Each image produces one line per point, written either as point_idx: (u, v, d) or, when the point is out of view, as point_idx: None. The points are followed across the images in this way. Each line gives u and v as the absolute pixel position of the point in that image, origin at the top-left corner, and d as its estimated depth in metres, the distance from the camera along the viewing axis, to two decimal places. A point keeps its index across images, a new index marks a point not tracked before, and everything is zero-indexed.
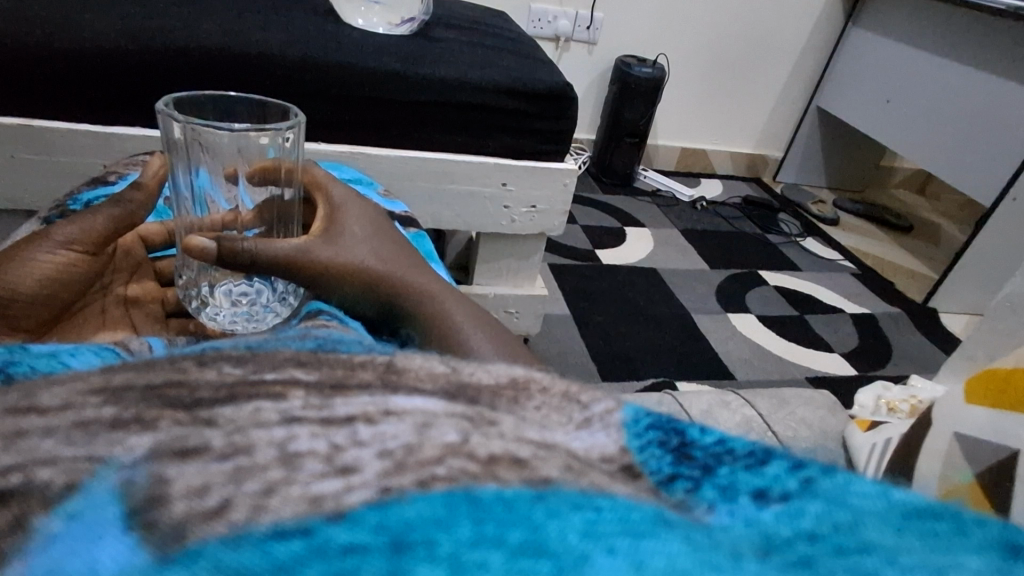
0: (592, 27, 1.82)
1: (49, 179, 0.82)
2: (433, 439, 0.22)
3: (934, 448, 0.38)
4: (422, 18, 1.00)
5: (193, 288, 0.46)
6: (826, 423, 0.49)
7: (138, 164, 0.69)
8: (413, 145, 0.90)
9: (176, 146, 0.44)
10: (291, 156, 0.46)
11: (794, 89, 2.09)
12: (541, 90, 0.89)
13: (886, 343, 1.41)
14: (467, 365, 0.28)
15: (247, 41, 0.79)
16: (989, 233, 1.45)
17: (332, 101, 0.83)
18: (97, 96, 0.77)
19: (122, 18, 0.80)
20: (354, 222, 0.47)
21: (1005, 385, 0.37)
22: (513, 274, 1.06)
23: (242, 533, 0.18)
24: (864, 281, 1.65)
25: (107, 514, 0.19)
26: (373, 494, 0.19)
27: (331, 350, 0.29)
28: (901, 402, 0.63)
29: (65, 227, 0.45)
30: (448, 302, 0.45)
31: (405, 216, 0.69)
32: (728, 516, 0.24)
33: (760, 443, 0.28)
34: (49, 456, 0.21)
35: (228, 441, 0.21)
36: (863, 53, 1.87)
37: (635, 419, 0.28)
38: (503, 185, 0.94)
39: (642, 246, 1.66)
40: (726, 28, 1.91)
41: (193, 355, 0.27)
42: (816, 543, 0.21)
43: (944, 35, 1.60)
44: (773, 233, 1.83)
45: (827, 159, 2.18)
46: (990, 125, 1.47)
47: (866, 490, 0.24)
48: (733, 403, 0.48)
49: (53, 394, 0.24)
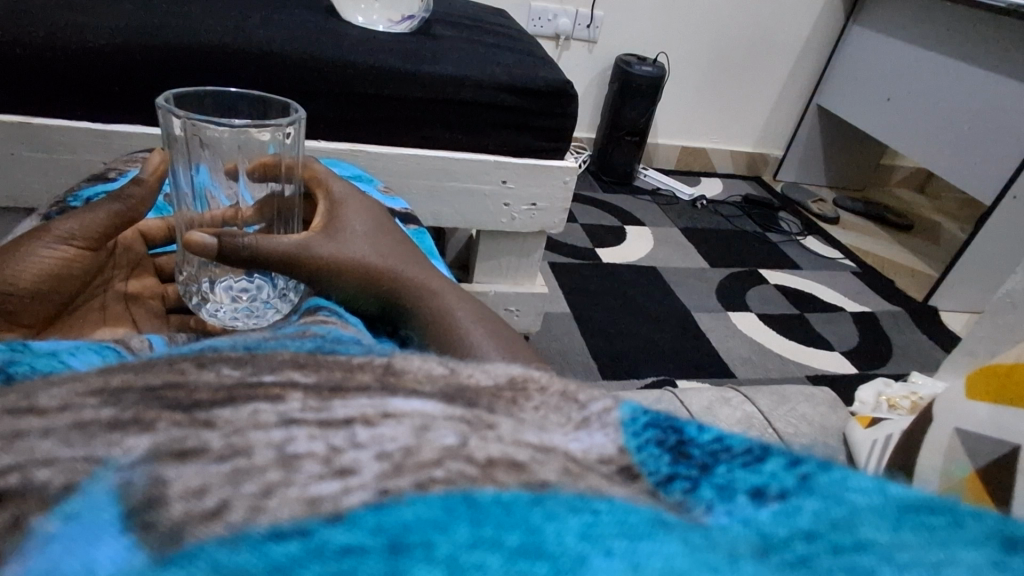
0: (592, 25, 1.82)
1: (49, 177, 0.82)
2: (431, 442, 0.22)
3: (936, 443, 0.38)
4: (422, 16, 1.00)
5: (194, 284, 0.46)
6: (826, 420, 0.49)
7: (138, 161, 0.69)
8: (413, 144, 0.90)
9: (176, 142, 0.43)
10: (291, 153, 0.46)
11: (794, 87, 2.08)
12: (541, 88, 0.89)
13: (886, 341, 1.41)
14: (466, 367, 0.28)
15: (247, 39, 0.79)
16: (989, 232, 1.45)
17: (331, 99, 0.83)
18: (97, 93, 0.77)
19: (121, 16, 0.79)
20: (354, 218, 0.47)
21: (1005, 380, 0.37)
22: (513, 272, 1.06)
23: (239, 534, 0.18)
24: (864, 280, 1.65)
25: (104, 516, 0.19)
26: (371, 496, 0.19)
27: (330, 350, 0.29)
28: (902, 399, 0.63)
29: (65, 222, 0.45)
30: (448, 298, 0.44)
31: (406, 213, 0.69)
32: (726, 516, 0.23)
33: (758, 439, 0.28)
34: (47, 456, 0.21)
35: (226, 443, 0.21)
36: (863, 51, 1.86)
37: (633, 417, 0.28)
38: (503, 182, 0.94)
39: (642, 244, 1.65)
40: (727, 26, 1.90)
41: (193, 356, 0.27)
42: (813, 542, 0.21)
43: (944, 33, 1.60)
44: (773, 231, 1.83)
45: (828, 157, 2.18)
46: (990, 123, 1.47)
47: (863, 485, 0.24)
48: (734, 400, 0.48)
49: (52, 394, 0.24)
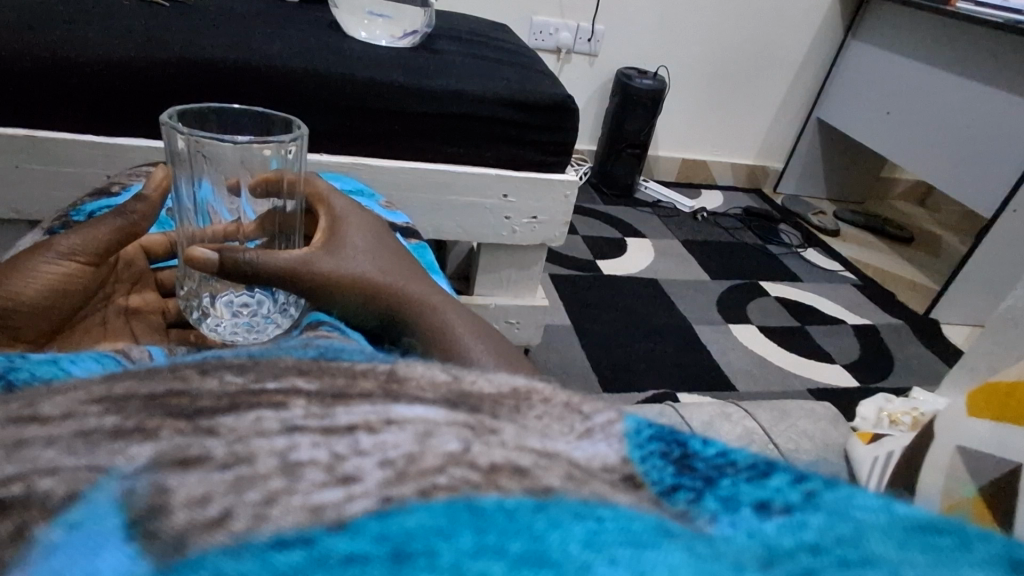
0: (593, 40, 1.84)
1: (51, 189, 0.82)
2: (434, 449, 0.22)
3: (937, 462, 0.38)
4: (424, 30, 1.02)
5: (195, 299, 0.46)
6: (827, 435, 0.49)
7: (141, 175, 0.69)
8: (415, 156, 0.90)
9: (179, 158, 0.44)
10: (293, 168, 0.47)
11: (793, 101, 2.10)
12: (543, 102, 0.90)
13: (887, 354, 1.40)
14: (469, 375, 0.28)
15: (251, 53, 0.80)
16: (989, 245, 1.46)
17: (334, 113, 0.84)
18: (101, 108, 0.78)
19: (127, 31, 0.81)
20: (356, 234, 0.47)
21: (1007, 399, 0.37)
22: (514, 284, 1.06)
23: (243, 543, 0.18)
24: (865, 292, 1.65)
25: (107, 525, 0.19)
26: (374, 504, 0.19)
27: (333, 359, 0.29)
28: (903, 414, 0.63)
29: (67, 238, 0.45)
30: (449, 312, 0.44)
31: (406, 227, 0.69)
32: (730, 527, 0.23)
33: (761, 455, 0.28)
34: (49, 465, 0.21)
35: (230, 450, 0.21)
36: (863, 65, 1.88)
37: (637, 430, 0.28)
38: (503, 196, 0.94)
39: (642, 257, 1.66)
40: (726, 39, 1.92)
41: (195, 364, 0.27)
42: (819, 555, 0.21)
43: (942, 47, 1.61)
44: (773, 244, 1.84)
45: (828, 170, 2.19)
46: (988, 136, 1.48)
47: (868, 503, 0.23)
48: (735, 415, 0.48)
49: (55, 403, 0.24)
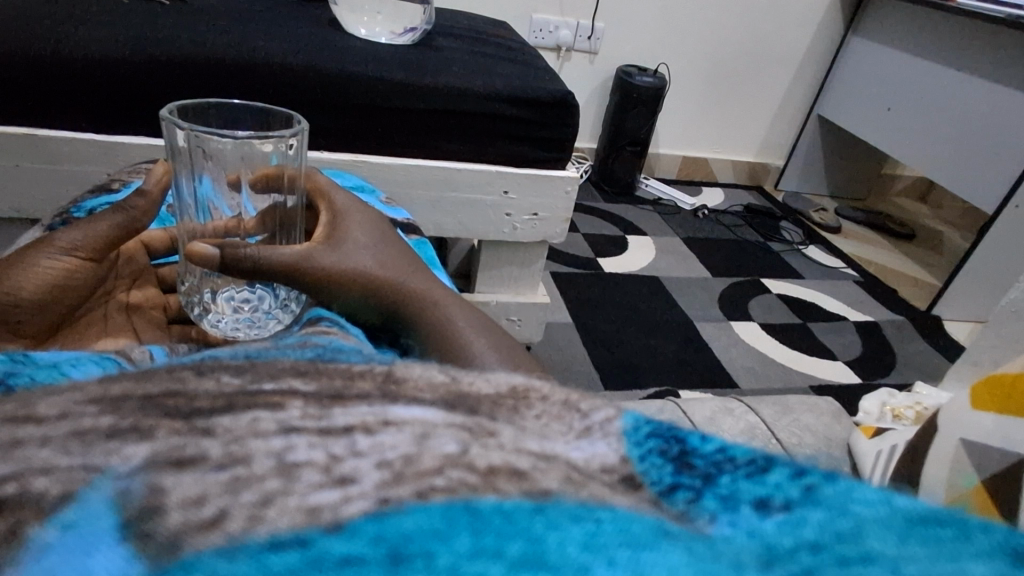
0: (593, 37, 1.83)
1: (53, 186, 0.82)
2: (432, 450, 0.22)
3: (939, 455, 0.37)
4: (424, 28, 1.01)
5: (195, 295, 0.46)
6: (830, 430, 0.49)
7: (143, 172, 0.69)
8: (415, 154, 0.90)
9: (180, 153, 0.44)
10: (293, 164, 0.47)
11: (794, 97, 2.09)
12: (543, 97, 0.89)
13: (890, 351, 1.40)
14: (467, 375, 0.28)
15: (251, 50, 0.80)
16: (991, 241, 1.45)
17: (334, 112, 0.83)
18: (100, 105, 0.77)
19: (128, 28, 0.80)
20: (356, 229, 0.47)
21: (1012, 391, 0.36)
22: (515, 281, 1.06)
23: (237, 544, 0.18)
24: (867, 289, 1.64)
25: (101, 525, 0.19)
26: (371, 505, 0.19)
27: (332, 359, 0.28)
28: (906, 409, 0.62)
29: (68, 233, 0.44)
30: (449, 309, 0.44)
31: (407, 222, 0.69)
32: (729, 526, 0.23)
33: (761, 449, 0.28)
34: (44, 465, 0.21)
35: (226, 451, 0.21)
36: (864, 63, 1.87)
37: (635, 428, 0.27)
38: (504, 192, 0.94)
39: (643, 254, 1.65)
40: (727, 35, 1.92)
41: (192, 364, 0.27)
42: (818, 553, 0.21)
43: (943, 43, 1.61)
44: (774, 241, 1.83)
45: (830, 167, 2.18)
46: (989, 131, 1.48)
47: (867, 497, 0.23)
48: (737, 410, 0.48)
49: (50, 403, 0.24)
